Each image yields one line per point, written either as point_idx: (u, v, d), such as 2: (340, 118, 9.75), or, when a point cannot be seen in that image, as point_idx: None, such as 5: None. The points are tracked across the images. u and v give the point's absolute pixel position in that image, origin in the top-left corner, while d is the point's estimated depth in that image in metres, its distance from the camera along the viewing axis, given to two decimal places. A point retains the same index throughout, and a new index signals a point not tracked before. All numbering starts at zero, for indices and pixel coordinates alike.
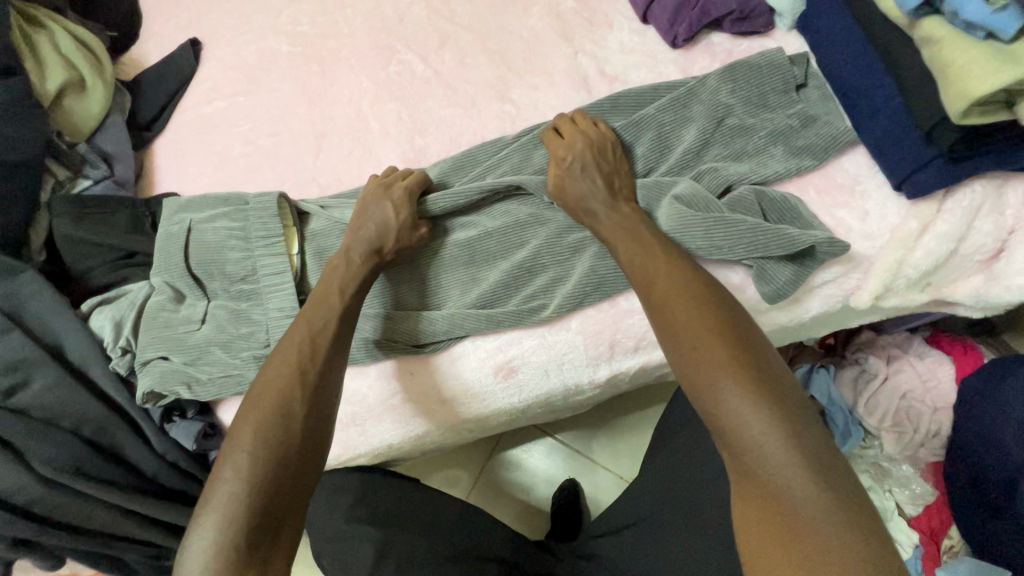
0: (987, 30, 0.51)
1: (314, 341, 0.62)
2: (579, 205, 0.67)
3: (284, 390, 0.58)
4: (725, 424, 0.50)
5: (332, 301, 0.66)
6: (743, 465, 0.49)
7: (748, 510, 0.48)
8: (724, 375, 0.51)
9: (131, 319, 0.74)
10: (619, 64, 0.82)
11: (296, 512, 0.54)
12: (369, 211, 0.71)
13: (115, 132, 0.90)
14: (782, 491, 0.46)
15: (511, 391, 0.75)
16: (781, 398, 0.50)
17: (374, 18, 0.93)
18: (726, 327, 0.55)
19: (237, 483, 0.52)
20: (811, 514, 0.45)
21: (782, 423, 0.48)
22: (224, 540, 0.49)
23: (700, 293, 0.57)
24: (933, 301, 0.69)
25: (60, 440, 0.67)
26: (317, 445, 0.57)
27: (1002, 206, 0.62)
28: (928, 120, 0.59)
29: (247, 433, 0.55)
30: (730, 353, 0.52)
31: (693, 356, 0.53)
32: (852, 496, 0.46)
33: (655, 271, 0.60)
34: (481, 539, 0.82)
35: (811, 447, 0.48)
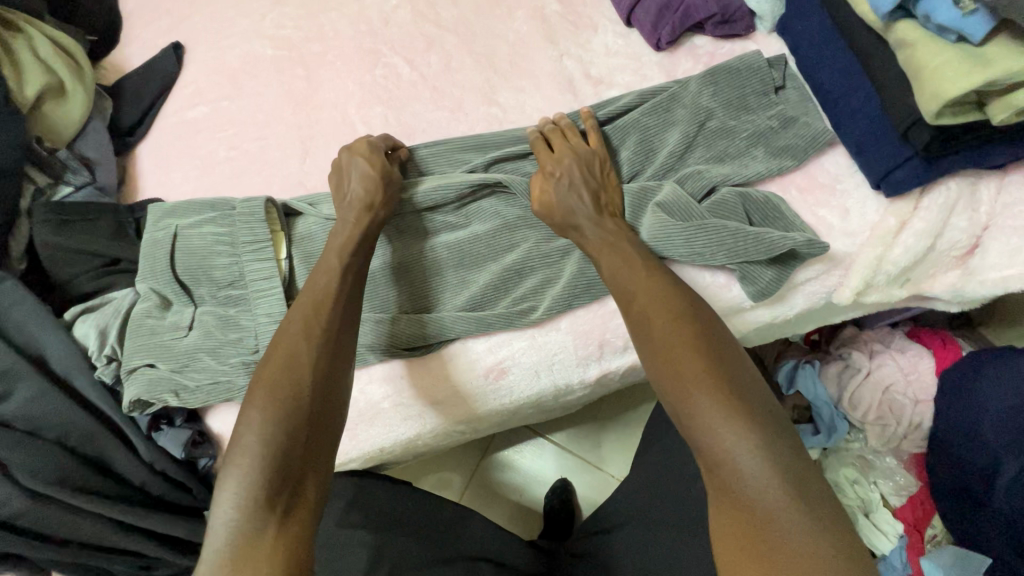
0: (958, 33, 0.53)
1: (320, 297, 0.65)
2: (565, 221, 0.68)
3: (296, 355, 0.61)
4: (700, 436, 0.51)
5: (336, 260, 0.68)
6: (719, 477, 0.50)
7: (724, 523, 0.49)
8: (698, 387, 0.53)
9: (117, 327, 0.73)
10: (604, 67, 0.82)
11: (317, 469, 0.57)
12: (346, 175, 0.74)
13: (96, 136, 0.89)
14: (757, 503, 0.47)
15: (502, 392, 0.75)
16: (755, 409, 0.52)
17: (359, 21, 0.93)
18: (699, 338, 0.56)
19: (256, 438, 0.55)
20: (784, 525, 0.46)
21: (756, 435, 0.50)
22: (247, 495, 0.53)
23: (676, 304, 0.59)
24: (912, 297, 0.71)
25: (44, 451, 0.66)
26: (330, 401, 0.60)
27: (976, 203, 0.64)
28: (903, 120, 0.60)
29: (260, 394, 0.58)
30: (703, 365, 0.54)
31: (669, 368, 0.55)
32: (824, 508, 0.47)
33: (635, 284, 0.61)
34: (473, 540, 0.83)
35: (782, 457, 0.49)
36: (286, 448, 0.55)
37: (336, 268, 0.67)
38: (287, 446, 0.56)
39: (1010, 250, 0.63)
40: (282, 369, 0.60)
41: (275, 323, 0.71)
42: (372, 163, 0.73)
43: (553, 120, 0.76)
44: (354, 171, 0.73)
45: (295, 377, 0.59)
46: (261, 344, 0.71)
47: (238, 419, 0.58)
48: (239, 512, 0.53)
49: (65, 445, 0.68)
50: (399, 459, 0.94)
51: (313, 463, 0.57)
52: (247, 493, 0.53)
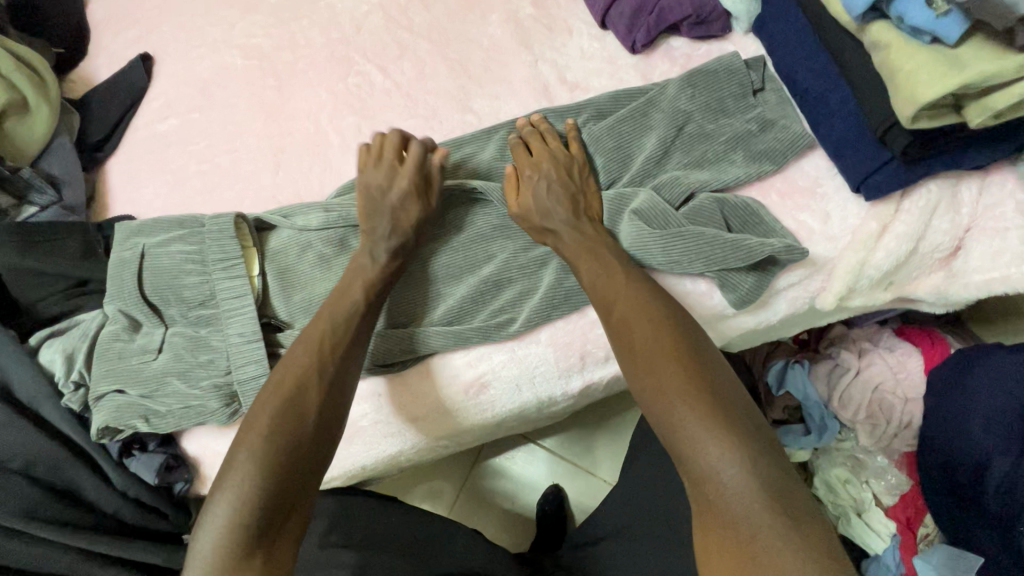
0: (932, 35, 0.51)
1: (335, 333, 0.64)
2: (543, 223, 0.66)
3: (301, 383, 0.61)
4: (682, 450, 0.50)
5: (362, 298, 0.66)
6: (702, 492, 0.49)
7: (707, 540, 0.47)
8: (680, 400, 0.51)
9: (83, 351, 0.70)
10: (580, 71, 0.81)
11: (304, 503, 0.57)
12: (380, 204, 0.69)
13: (62, 155, 0.86)
14: (741, 521, 0.46)
15: (482, 405, 0.73)
16: (739, 422, 0.50)
17: (331, 28, 0.91)
18: (682, 351, 0.55)
19: (248, 467, 0.55)
20: (768, 544, 0.45)
21: (737, 449, 0.48)
22: (235, 521, 0.53)
23: (658, 313, 0.58)
24: (897, 299, 0.70)
25: (9, 483, 0.64)
26: (328, 436, 0.60)
27: (957, 204, 0.63)
28: (880, 124, 0.59)
29: (263, 419, 0.58)
30: (686, 377, 0.53)
31: (651, 379, 0.54)
32: (809, 525, 0.46)
33: (615, 292, 0.60)
34: (458, 555, 0.81)
35: (766, 473, 0.48)
36: (279, 479, 0.55)
37: (361, 305, 0.66)
38: (279, 472, 0.56)
39: (993, 252, 0.62)
40: (275, 408, 0.59)
41: (246, 344, 0.69)
42: (405, 206, 0.69)
43: (534, 125, 0.73)
44: (387, 214, 0.69)
45: (288, 422, 0.58)
46: (233, 365, 0.69)
47: (235, 439, 0.59)
48: (220, 540, 0.53)
49: (32, 475, 0.66)
50: (385, 473, 0.92)
51: (301, 497, 0.57)
52: (236, 519, 0.53)
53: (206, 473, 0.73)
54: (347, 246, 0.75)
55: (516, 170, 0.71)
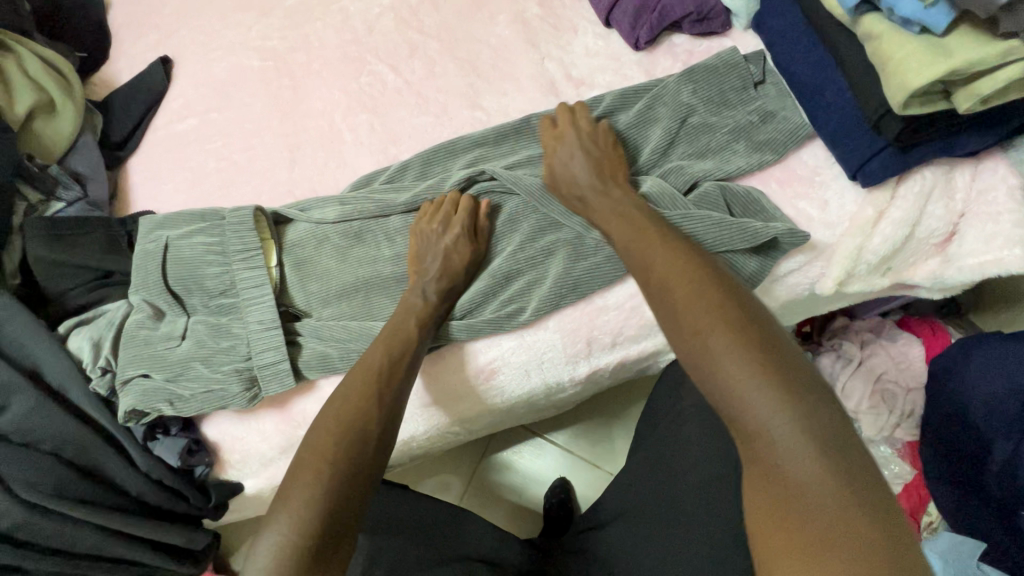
0: (921, 25, 0.54)
1: (391, 366, 0.66)
2: (571, 191, 0.69)
3: (360, 409, 0.62)
4: (729, 405, 0.47)
5: (415, 331, 0.68)
6: (750, 449, 0.46)
7: (756, 500, 0.45)
8: (727, 356, 0.48)
9: (110, 338, 0.73)
10: (585, 68, 0.84)
11: (356, 525, 0.56)
12: (429, 246, 0.73)
13: (86, 153, 0.89)
14: (793, 479, 0.43)
15: (493, 392, 0.76)
16: (792, 378, 0.47)
17: (344, 30, 0.94)
18: (727, 306, 0.52)
19: (310, 489, 0.55)
20: (821, 502, 0.42)
21: (789, 404, 0.45)
22: (297, 544, 0.52)
23: (698, 271, 0.55)
24: (895, 285, 0.72)
25: (41, 463, 0.67)
26: (381, 458, 0.61)
27: (951, 191, 0.65)
28: (874, 112, 0.61)
29: (328, 444, 0.58)
30: (733, 332, 0.49)
31: (694, 334, 0.51)
32: (867, 484, 0.43)
33: (651, 252, 0.59)
34: (467, 540, 0.83)
35: (820, 428, 0.44)
36: (341, 502, 0.55)
37: (415, 338, 0.68)
38: (337, 491, 0.55)
39: (986, 235, 0.64)
40: (337, 437, 0.59)
41: (266, 330, 0.72)
42: (457, 250, 0.72)
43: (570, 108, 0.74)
44: (439, 255, 0.72)
45: (351, 450, 0.58)
46: (253, 350, 0.72)
47: (291, 467, 0.58)
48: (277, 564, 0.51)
49: (62, 456, 0.69)
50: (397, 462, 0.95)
51: (356, 520, 0.56)
52: (297, 541, 0.52)
53: (225, 457, 0.77)
54: (362, 238, 0.78)
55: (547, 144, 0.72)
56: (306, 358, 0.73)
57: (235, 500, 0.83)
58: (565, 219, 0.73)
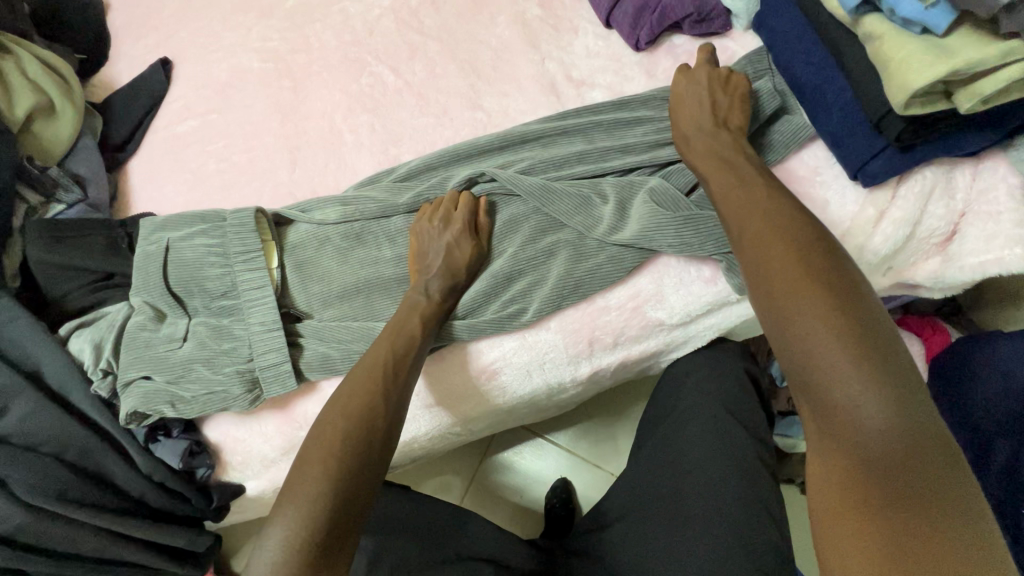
0: (922, 26, 0.54)
1: (397, 362, 0.66)
2: (681, 128, 0.69)
3: (367, 402, 0.62)
4: (813, 375, 0.46)
5: (418, 327, 0.68)
6: (828, 421, 0.45)
7: (825, 473, 0.44)
8: (817, 324, 0.47)
9: (111, 340, 0.73)
10: (586, 69, 0.84)
11: (360, 522, 0.56)
12: (429, 244, 0.73)
13: (87, 155, 0.89)
14: (871, 456, 0.42)
15: (496, 392, 0.76)
16: (885, 354, 0.45)
17: (344, 31, 0.94)
18: (825, 275, 0.49)
19: (316, 483, 0.55)
20: (898, 484, 0.41)
21: (878, 382, 0.44)
22: (301, 538, 0.52)
23: (792, 234, 0.53)
24: (895, 284, 0.72)
25: (42, 466, 0.67)
26: (385, 453, 0.61)
27: (952, 190, 0.65)
28: (876, 112, 0.61)
29: (335, 437, 0.59)
30: (827, 300, 0.48)
31: (783, 301, 0.49)
32: (951, 475, 0.41)
33: (746, 213, 0.57)
34: (471, 540, 0.83)
35: (908, 411, 0.43)
36: (346, 496, 0.55)
37: (418, 333, 0.68)
38: (341, 484, 0.55)
39: (987, 235, 0.64)
40: (345, 431, 0.59)
41: (267, 332, 0.72)
42: (459, 247, 0.72)
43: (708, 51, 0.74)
44: (441, 252, 0.72)
45: (359, 445, 0.58)
46: (255, 352, 0.72)
47: (296, 463, 0.58)
48: (281, 559, 0.51)
49: (63, 459, 0.69)
50: (400, 463, 0.95)
51: (359, 516, 0.56)
52: (300, 535, 0.52)
53: (227, 459, 0.77)
54: (364, 239, 0.78)
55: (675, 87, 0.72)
56: (308, 359, 0.73)
57: (237, 502, 0.83)
58: (566, 219, 0.73)
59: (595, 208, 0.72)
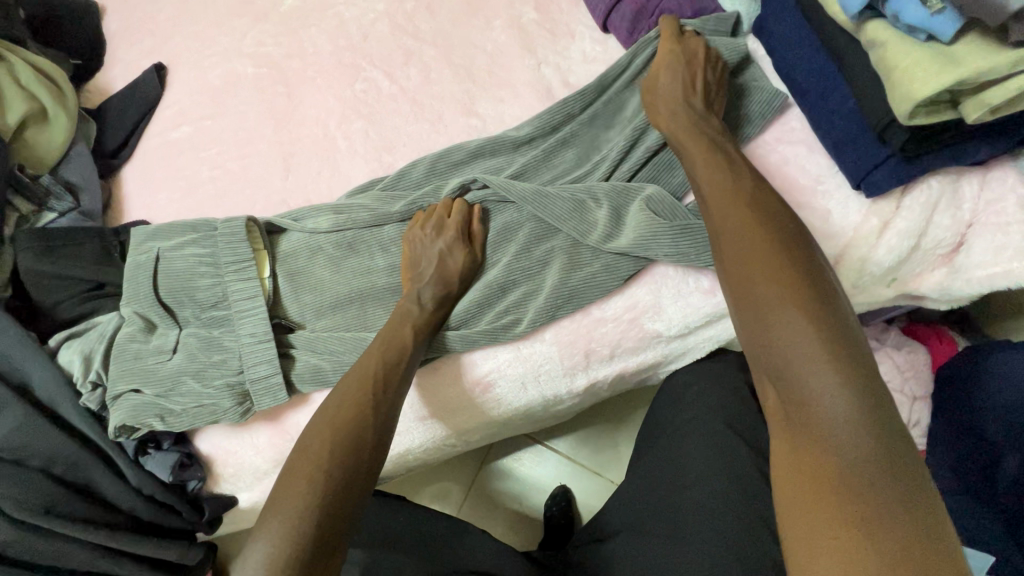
0: (928, 32, 0.52)
1: (388, 370, 0.65)
2: (665, 113, 0.67)
3: (356, 414, 0.61)
4: (782, 363, 0.45)
5: (410, 336, 0.67)
6: (794, 408, 0.44)
7: (787, 461, 0.43)
8: (789, 313, 0.46)
9: (101, 352, 0.72)
10: (583, 74, 0.83)
11: (347, 538, 0.55)
12: (423, 253, 0.72)
13: (80, 162, 0.88)
14: (835, 444, 0.41)
15: (491, 404, 0.75)
16: (850, 343, 0.44)
17: (339, 36, 0.93)
18: (796, 266, 0.49)
19: (302, 498, 0.53)
20: (861, 471, 0.39)
21: (844, 371, 0.43)
22: (284, 556, 0.50)
23: (767, 224, 0.52)
24: (901, 295, 0.70)
25: (30, 480, 0.66)
26: (373, 465, 0.59)
27: (958, 200, 0.63)
28: (879, 121, 0.59)
29: (323, 450, 0.57)
30: (795, 291, 0.47)
31: (755, 291, 0.49)
32: (912, 467, 0.39)
33: (724, 201, 0.56)
34: (466, 553, 0.81)
35: (874, 401, 0.42)
36: (332, 511, 0.54)
37: (409, 341, 0.67)
38: (328, 499, 0.54)
39: (995, 247, 0.62)
40: (333, 444, 0.58)
41: (258, 343, 0.71)
42: (451, 255, 0.71)
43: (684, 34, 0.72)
44: (434, 261, 0.71)
45: (348, 458, 0.57)
46: (245, 364, 0.71)
47: (282, 477, 0.56)
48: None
49: (51, 473, 0.68)
50: (395, 473, 0.93)
51: (346, 531, 0.54)
52: (284, 553, 0.50)
53: (218, 471, 0.76)
54: (356, 248, 0.77)
55: (653, 72, 0.71)
56: (299, 371, 0.72)
57: (229, 514, 0.82)
58: (561, 226, 0.71)
59: (590, 214, 0.71)
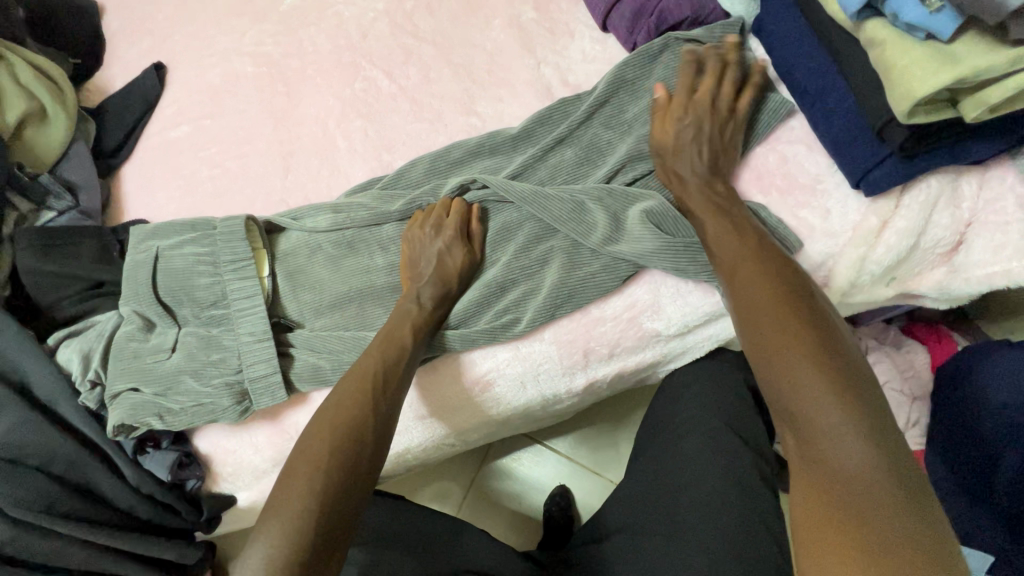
0: (926, 31, 0.52)
1: (386, 371, 0.64)
2: (675, 143, 0.67)
3: (355, 417, 0.60)
4: (796, 407, 0.46)
5: (409, 336, 0.67)
6: (810, 454, 0.44)
7: (807, 507, 0.43)
8: (798, 357, 0.48)
9: (100, 351, 0.72)
10: (582, 73, 0.83)
11: (346, 538, 0.55)
12: (422, 251, 0.72)
13: (79, 161, 0.88)
14: (851, 491, 0.41)
15: (490, 403, 0.75)
16: (861, 390, 0.46)
17: (338, 35, 0.93)
18: (804, 315, 0.51)
19: (300, 499, 0.53)
20: (882, 519, 0.39)
21: (858, 418, 0.44)
22: (282, 557, 0.50)
23: (773, 272, 0.55)
24: (900, 294, 0.70)
25: (28, 479, 0.66)
26: (371, 467, 0.59)
27: (958, 199, 0.63)
28: (878, 119, 0.59)
29: (321, 452, 0.57)
30: (805, 338, 0.49)
31: (766, 336, 0.51)
32: (930, 516, 0.40)
33: (732, 248, 0.59)
34: (466, 552, 0.81)
35: (888, 448, 0.42)
36: (331, 512, 0.54)
37: (407, 342, 0.67)
38: (326, 499, 0.54)
39: (994, 246, 0.62)
40: (332, 444, 0.58)
41: (257, 342, 0.71)
42: (451, 254, 0.71)
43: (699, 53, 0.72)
44: (433, 259, 0.71)
45: (346, 459, 0.57)
46: (244, 363, 0.71)
47: (281, 478, 0.56)
48: None
49: (49, 472, 0.68)
50: (393, 472, 0.93)
51: (345, 532, 0.54)
52: (282, 554, 0.50)
53: (217, 470, 0.76)
54: (355, 247, 0.77)
55: (663, 103, 0.71)
56: (298, 370, 0.72)
57: (228, 513, 0.82)
58: (560, 225, 0.71)
59: (588, 214, 0.70)
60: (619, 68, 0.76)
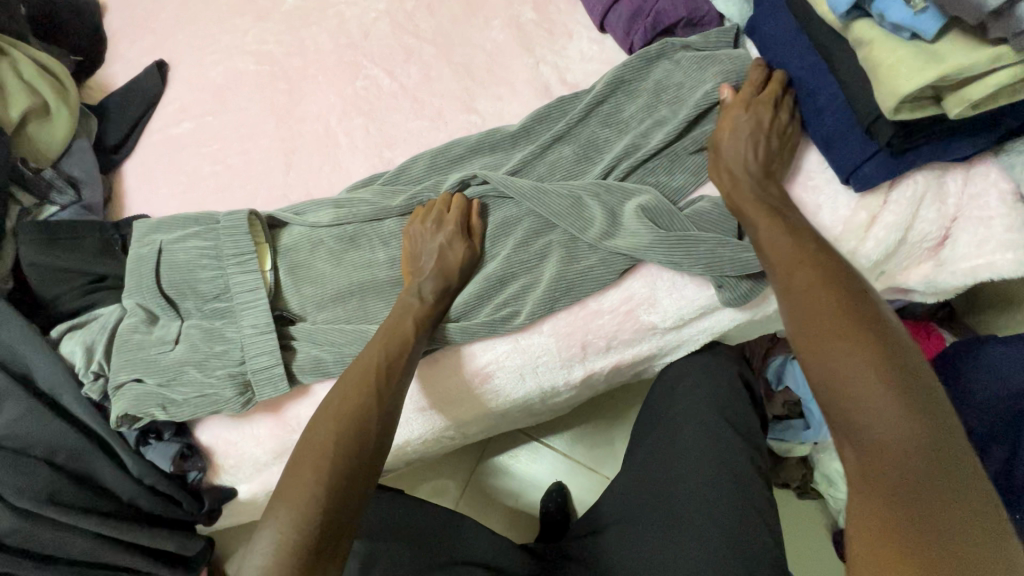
0: (911, 31, 0.54)
1: (389, 362, 0.65)
2: (723, 155, 0.68)
3: (361, 408, 0.61)
4: (862, 428, 0.45)
5: (411, 329, 0.68)
6: (875, 480, 0.44)
7: (868, 532, 0.43)
8: (866, 375, 0.46)
9: (103, 342, 0.73)
10: (580, 72, 0.85)
11: (353, 523, 0.56)
12: (424, 245, 0.73)
13: (81, 156, 0.89)
14: (918, 518, 0.41)
15: (491, 395, 0.76)
16: (931, 412, 0.44)
17: (339, 35, 0.95)
18: (871, 328, 0.49)
19: (308, 485, 0.55)
20: (947, 549, 0.40)
21: (926, 443, 0.43)
22: (293, 541, 0.51)
23: (837, 282, 0.52)
24: (888, 288, 0.72)
25: (31, 469, 0.66)
26: (377, 454, 0.60)
27: (944, 195, 0.65)
28: (868, 116, 0.61)
29: (327, 441, 0.58)
30: (874, 353, 0.47)
31: (830, 350, 0.49)
32: (995, 545, 0.40)
33: (788, 254, 0.56)
34: (464, 544, 0.82)
35: (957, 477, 0.42)
36: (339, 498, 0.55)
37: (410, 334, 0.68)
38: (333, 485, 0.55)
39: (978, 239, 0.64)
40: (337, 432, 0.59)
41: (260, 333, 0.72)
42: (451, 248, 0.72)
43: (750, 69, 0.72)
44: (434, 253, 0.72)
45: (352, 446, 0.58)
46: (247, 355, 0.71)
47: (288, 465, 0.58)
48: (273, 561, 0.51)
49: (53, 462, 0.68)
50: (392, 467, 0.94)
51: (352, 517, 0.56)
52: (292, 538, 0.51)
53: (218, 462, 0.76)
54: (356, 242, 0.78)
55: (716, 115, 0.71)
56: (300, 362, 0.73)
57: (229, 506, 0.83)
58: (559, 220, 0.72)
59: (586, 210, 0.72)
60: (615, 71, 0.78)
